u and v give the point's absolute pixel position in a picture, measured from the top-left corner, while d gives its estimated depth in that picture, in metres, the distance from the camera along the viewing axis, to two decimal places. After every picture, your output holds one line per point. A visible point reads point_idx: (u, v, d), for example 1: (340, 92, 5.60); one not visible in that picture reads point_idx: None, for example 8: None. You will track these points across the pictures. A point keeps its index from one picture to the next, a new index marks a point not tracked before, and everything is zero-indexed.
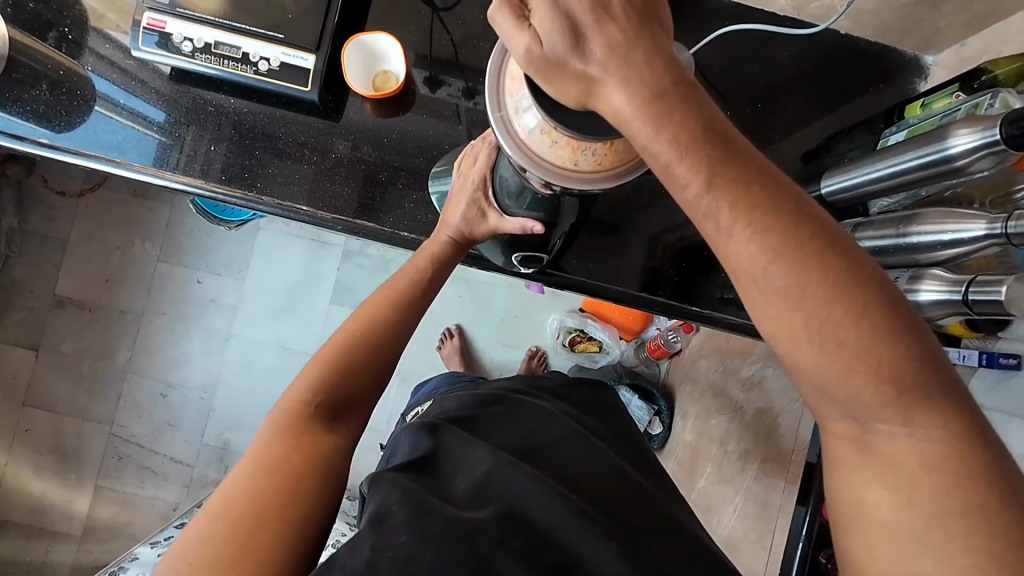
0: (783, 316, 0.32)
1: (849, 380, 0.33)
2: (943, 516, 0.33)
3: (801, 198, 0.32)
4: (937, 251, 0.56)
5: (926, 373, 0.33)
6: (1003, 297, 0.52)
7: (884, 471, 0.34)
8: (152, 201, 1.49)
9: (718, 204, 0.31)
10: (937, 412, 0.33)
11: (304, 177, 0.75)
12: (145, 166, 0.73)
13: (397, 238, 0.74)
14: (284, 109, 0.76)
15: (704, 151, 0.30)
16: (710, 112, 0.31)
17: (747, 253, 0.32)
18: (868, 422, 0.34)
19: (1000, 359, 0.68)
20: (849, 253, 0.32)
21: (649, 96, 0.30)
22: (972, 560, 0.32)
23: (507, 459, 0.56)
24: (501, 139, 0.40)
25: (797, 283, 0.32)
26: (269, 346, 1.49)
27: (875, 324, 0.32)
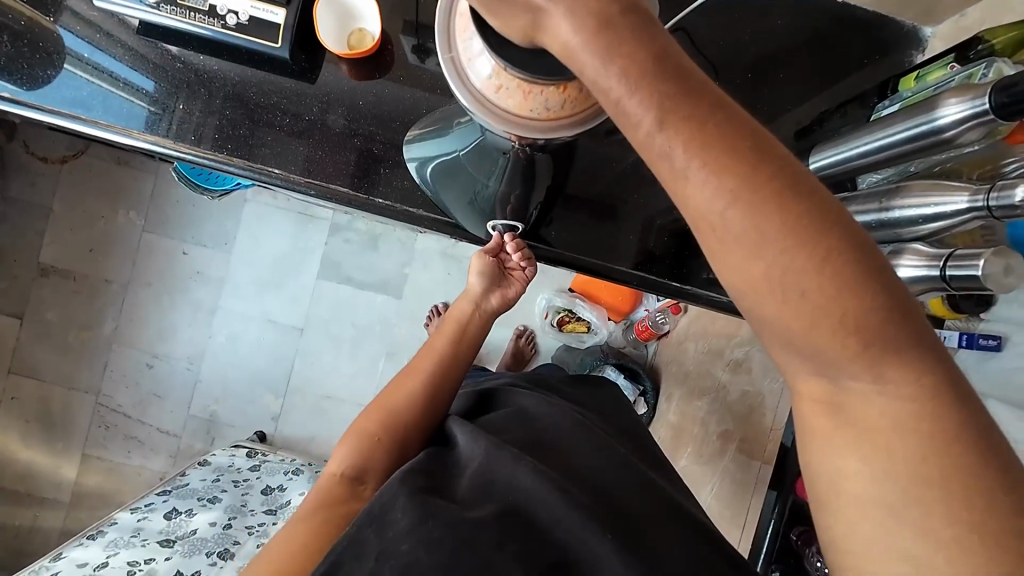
0: (743, 265, 0.31)
1: (813, 333, 0.32)
2: (921, 484, 0.32)
3: (763, 137, 0.31)
4: (918, 226, 0.55)
5: (894, 322, 0.31)
6: (979, 271, 0.51)
7: (859, 437, 0.33)
8: (136, 169, 1.46)
9: (671, 143, 0.30)
10: (907, 365, 0.32)
11: (278, 138, 0.73)
12: (113, 125, 0.71)
13: (371, 205, 0.73)
14: (255, 67, 0.74)
15: (656, 85, 0.29)
16: (662, 42, 0.30)
17: (703, 197, 0.30)
18: (835, 379, 0.33)
19: (981, 339, 0.68)
20: (815, 194, 0.31)
21: (595, 24, 0.29)
22: (952, 531, 0.31)
23: (507, 454, 0.54)
24: (458, 92, 0.41)
25: (754, 228, 0.30)
26: (255, 320, 1.48)
27: (839, 272, 0.30)
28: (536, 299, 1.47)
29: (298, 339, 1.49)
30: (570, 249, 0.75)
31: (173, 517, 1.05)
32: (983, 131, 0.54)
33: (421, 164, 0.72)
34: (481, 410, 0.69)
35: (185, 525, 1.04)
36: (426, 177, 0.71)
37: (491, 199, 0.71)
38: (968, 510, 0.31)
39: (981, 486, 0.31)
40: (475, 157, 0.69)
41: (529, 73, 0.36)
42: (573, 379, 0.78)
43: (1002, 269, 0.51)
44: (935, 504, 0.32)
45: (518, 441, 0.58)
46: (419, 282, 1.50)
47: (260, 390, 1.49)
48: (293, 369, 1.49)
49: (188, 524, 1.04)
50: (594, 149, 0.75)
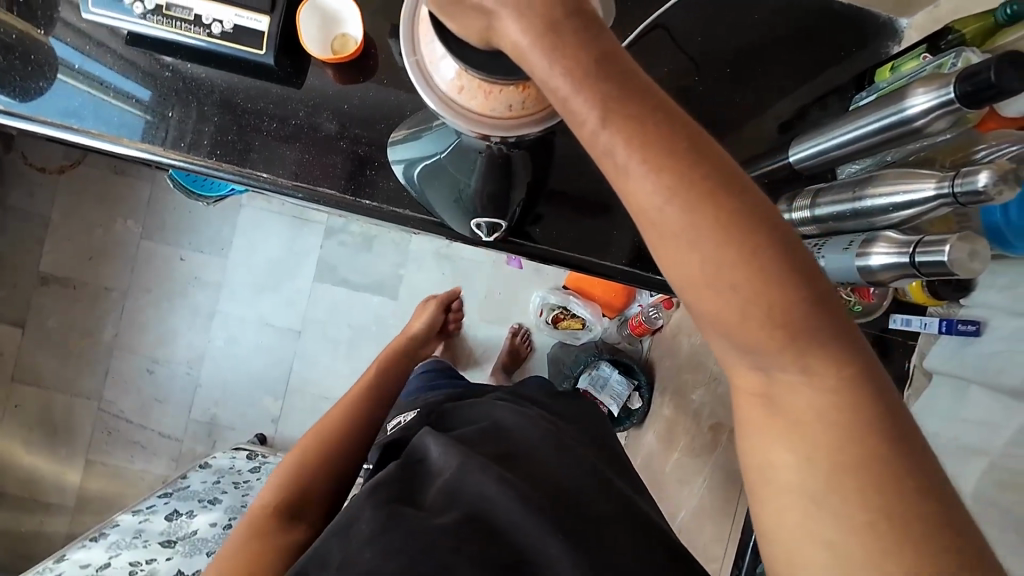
0: (680, 258, 0.33)
1: (745, 327, 0.34)
2: (839, 474, 0.34)
3: (701, 136, 0.33)
4: (890, 214, 0.56)
5: (818, 318, 0.34)
6: (945, 257, 0.50)
7: (790, 430, 0.36)
8: (133, 176, 1.48)
9: (614, 140, 0.32)
10: (837, 360, 0.35)
11: (264, 145, 0.75)
12: (103, 133, 0.73)
13: (357, 206, 0.75)
14: (242, 74, 0.75)
15: (599, 86, 0.32)
16: (607, 43, 0.32)
17: (644, 192, 0.33)
18: (770, 372, 0.35)
19: (960, 325, 0.69)
20: (750, 196, 0.33)
21: (542, 27, 0.31)
22: (867, 517, 0.34)
23: (476, 463, 0.55)
24: (424, 94, 0.42)
25: (690, 223, 0.32)
26: (253, 323, 1.50)
27: (767, 268, 0.33)
28: (531, 296, 1.51)
29: (296, 341, 1.51)
30: (554, 246, 0.76)
31: (173, 518, 1.06)
32: (950, 120, 0.55)
33: (404, 166, 0.72)
34: (459, 421, 0.70)
35: (185, 526, 1.05)
36: (412, 179, 0.72)
37: (473, 198, 0.68)
38: (883, 508, 0.33)
39: (897, 484, 0.33)
40: (446, 161, 0.67)
41: (486, 74, 0.37)
42: (556, 392, 0.79)
43: (969, 254, 0.51)
44: (853, 497, 0.34)
45: (489, 450, 0.60)
46: (414, 283, 1.51)
47: (259, 392, 1.51)
48: (291, 371, 1.51)
49: (188, 525, 1.05)
50: (576, 147, 0.76)
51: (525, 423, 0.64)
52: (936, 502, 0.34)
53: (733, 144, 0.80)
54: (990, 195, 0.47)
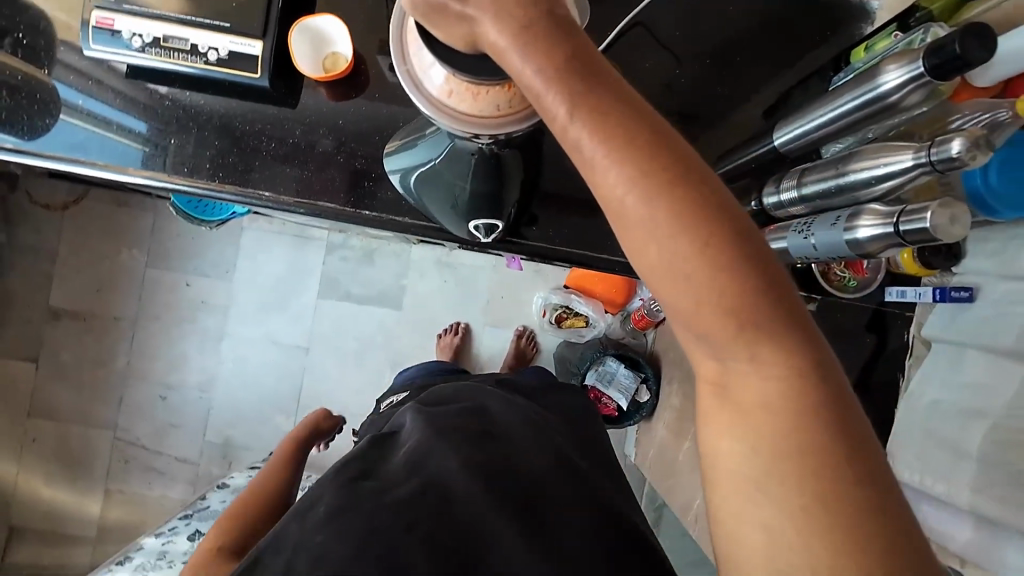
0: (642, 245, 0.37)
1: (699, 313, 0.37)
2: (779, 459, 0.37)
3: (664, 132, 0.36)
4: (872, 186, 0.59)
5: (768, 308, 0.37)
6: (927, 223, 0.52)
7: (741, 416, 0.39)
8: (137, 207, 1.51)
9: (581, 133, 0.35)
10: (792, 348, 0.38)
11: (265, 165, 0.77)
12: (109, 164, 0.76)
13: (359, 217, 0.77)
14: (239, 98, 0.78)
15: (567, 81, 0.34)
16: (579, 42, 0.35)
17: (608, 181, 0.36)
18: (727, 358, 0.39)
19: (954, 292, 0.70)
20: (712, 193, 0.36)
21: (519, 27, 0.34)
22: (802, 501, 0.37)
23: (443, 442, 0.61)
24: (415, 99, 0.44)
25: (650, 214, 0.36)
26: (262, 343, 1.52)
27: (719, 258, 0.36)
28: (534, 298, 1.53)
29: (304, 357, 1.53)
30: (553, 244, 0.79)
31: (195, 538, 1.08)
32: (923, 93, 0.57)
33: (401, 174, 0.74)
34: (442, 398, 0.74)
35: None
36: (409, 187, 0.74)
37: (465, 199, 0.70)
38: (820, 493, 0.36)
39: (838, 471, 0.36)
40: (438, 168, 0.69)
41: (473, 74, 0.39)
42: (544, 384, 0.84)
43: (949, 220, 0.52)
44: (794, 480, 0.37)
45: (462, 428, 0.64)
46: (417, 293, 1.54)
47: (271, 412, 1.52)
48: (301, 386, 1.53)
49: None
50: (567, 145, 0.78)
51: (507, 410, 0.69)
52: (873, 491, 0.36)
53: (716, 134, 0.82)
54: (965, 161, 0.49)
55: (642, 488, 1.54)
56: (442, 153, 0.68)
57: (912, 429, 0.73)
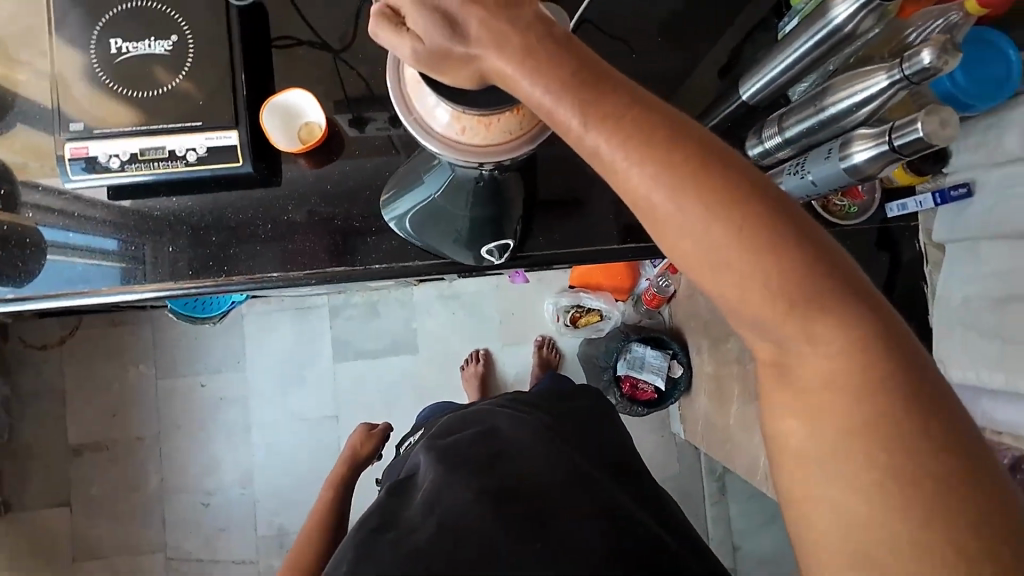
0: (676, 239, 0.38)
1: (745, 299, 0.38)
2: (847, 434, 0.39)
3: (687, 132, 0.37)
4: (854, 114, 0.61)
5: (817, 288, 0.38)
6: (920, 133, 0.53)
7: (799, 386, 0.40)
8: (133, 323, 1.49)
9: (600, 143, 0.36)
10: (845, 314, 0.39)
11: (265, 247, 0.77)
12: (114, 287, 0.76)
13: (370, 272, 0.77)
14: (226, 190, 0.78)
15: (581, 98, 0.36)
16: (589, 61, 0.36)
17: (634, 182, 0.37)
18: (777, 331, 0.40)
19: (953, 192, 0.72)
20: (741, 179, 0.37)
21: (524, 55, 0.35)
22: (872, 474, 0.38)
23: (453, 477, 0.61)
24: (427, 144, 0.45)
25: (680, 210, 0.37)
26: (289, 423, 1.50)
27: (757, 246, 0.37)
28: (544, 306, 1.54)
29: (336, 425, 1.51)
30: (560, 248, 0.79)
31: None
32: (874, 16, 0.60)
33: (399, 220, 0.74)
34: (456, 426, 0.75)
35: None
36: (409, 231, 0.74)
37: (468, 227, 0.70)
38: (885, 459, 0.38)
39: (905, 436, 0.38)
40: (436, 205, 0.69)
41: (488, 106, 0.41)
42: (549, 392, 0.84)
43: (940, 123, 0.53)
44: (859, 446, 0.38)
45: (473, 455, 0.64)
46: (429, 332, 1.53)
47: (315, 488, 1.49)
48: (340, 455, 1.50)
49: None
50: (549, 151, 0.80)
51: (515, 427, 0.69)
52: (942, 455, 0.38)
53: (684, 105, 0.85)
54: (939, 67, 0.51)
55: (699, 462, 1.53)
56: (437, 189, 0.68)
57: (950, 331, 0.74)
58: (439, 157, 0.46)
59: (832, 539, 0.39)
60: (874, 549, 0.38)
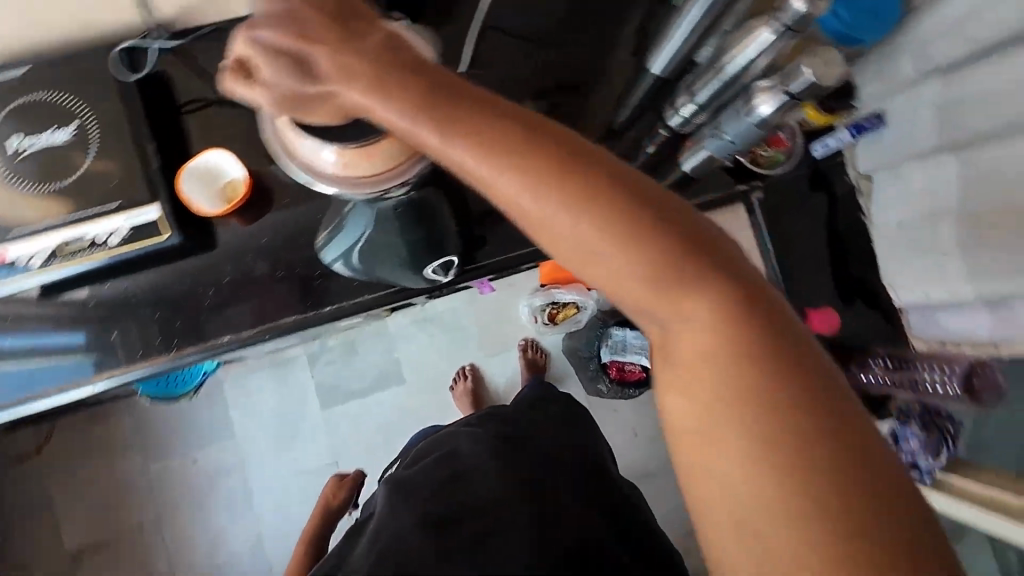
0: (529, 222, 0.37)
1: (607, 277, 0.38)
2: (737, 416, 0.36)
3: (533, 124, 0.37)
4: (752, 68, 0.62)
5: (683, 266, 0.37)
6: (811, 76, 0.56)
7: (688, 374, 0.38)
8: (109, 415, 1.45)
9: (438, 141, 0.36)
10: (723, 293, 0.37)
11: (210, 314, 0.77)
12: (68, 384, 0.75)
13: (321, 316, 0.77)
14: (161, 264, 0.76)
15: (418, 101, 0.36)
16: (433, 70, 0.37)
17: (476, 173, 0.36)
18: (660, 315, 0.39)
19: (865, 124, 0.74)
20: (595, 171, 0.36)
21: (365, 71, 0.36)
22: (762, 458, 0.36)
23: (401, 507, 0.61)
24: (322, 184, 0.48)
25: (525, 196, 0.36)
26: (290, 480, 1.47)
27: (608, 225, 0.36)
28: (519, 309, 1.54)
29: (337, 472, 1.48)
30: (508, 253, 0.79)
31: None
32: None
33: (341, 261, 0.73)
34: (424, 451, 0.74)
35: None
36: (357, 267, 0.73)
37: (405, 253, 0.70)
38: (780, 445, 0.35)
39: (800, 419, 0.35)
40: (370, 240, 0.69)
41: (358, 140, 0.43)
42: (528, 409, 0.81)
43: (825, 64, 0.57)
44: (754, 434, 0.36)
45: (424, 483, 0.63)
46: (411, 359, 1.52)
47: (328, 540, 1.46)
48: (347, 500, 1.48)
49: None
50: None
51: (472, 448, 0.68)
52: (841, 438, 0.35)
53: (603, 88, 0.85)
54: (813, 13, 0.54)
55: None
56: (365, 226, 0.68)
57: (899, 256, 0.75)
58: (342, 195, 0.50)
59: (734, 534, 0.37)
60: (774, 543, 0.35)
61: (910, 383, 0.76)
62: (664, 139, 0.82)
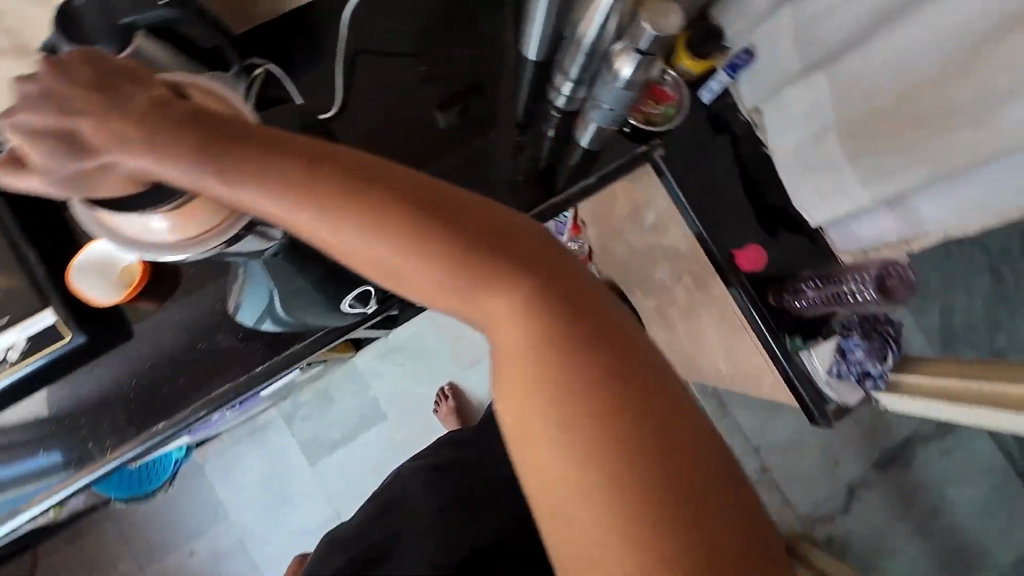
0: (326, 242, 0.38)
1: (412, 284, 0.38)
2: (564, 405, 0.36)
3: (324, 156, 0.38)
4: (603, 35, 0.63)
5: (490, 270, 0.37)
6: (652, 31, 0.57)
7: (513, 368, 0.38)
8: (93, 529, 1.39)
9: (228, 181, 0.38)
10: (535, 291, 0.37)
11: (137, 404, 0.74)
12: (15, 509, 0.73)
13: (254, 378, 0.74)
14: (73, 367, 0.73)
15: (206, 150, 0.38)
16: (228, 121, 0.39)
17: (266, 206, 0.38)
18: (475, 318, 0.39)
19: (738, 61, 0.79)
20: (388, 194, 0.37)
21: (146, 131, 0.39)
22: (589, 446, 0.35)
23: (333, 543, 0.60)
24: (159, 254, 0.51)
25: (314, 220, 0.37)
26: (294, 545, 1.43)
27: (399, 239, 0.37)
28: None
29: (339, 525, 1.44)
30: None
31: None
32: None
33: (267, 318, 0.73)
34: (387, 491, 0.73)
35: None
36: (284, 320, 0.73)
37: (319, 294, 0.73)
38: (603, 434, 0.36)
39: (619, 401, 0.36)
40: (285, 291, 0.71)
41: (165, 205, 0.47)
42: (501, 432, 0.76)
43: (661, 15, 0.57)
44: (579, 419, 0.36)
45: (362, 517, 0.62)
46: (388, 393, 1.50)
47: None
48: None
49: None
50: None
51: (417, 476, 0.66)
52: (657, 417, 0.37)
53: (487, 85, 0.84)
54: None
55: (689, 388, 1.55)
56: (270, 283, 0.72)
57: (799, 177, 0.76)
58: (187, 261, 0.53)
59: (564, 530, 0.36)
60: (600, 531, 0.35)
61: (834, 299, 0.76)
62: (559, 120, 0.82)
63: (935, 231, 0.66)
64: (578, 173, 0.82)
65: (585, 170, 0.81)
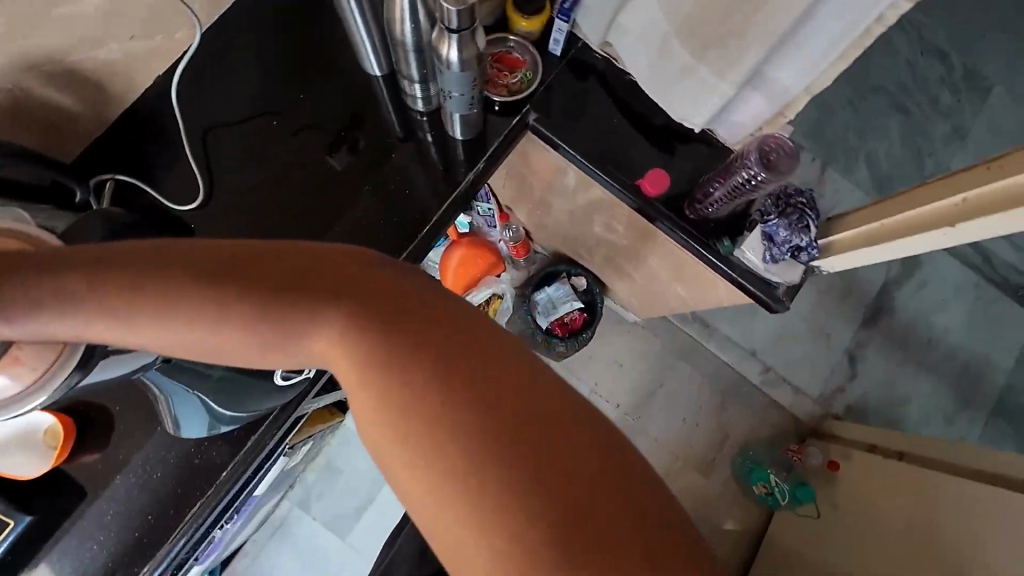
0: (156, 340, 0.41)
1: (241, 349, 0.40)
2: (400, 413, 0.37)
3: (126, 260, 0.40)
4: (419, 26, 0.63)
5: (299, 313, 0.38)
6: (453, 8, 0.56)
7: (353, 394, 0.39)
8: None
9: (54, 313, 0.41)
10: (349, 320, 0.38)
11: (116, 557, 0.71)
12: None
13: (223, 482, 0.73)
14: (28, 553, 0.68)
15: (26, 293, 0.41)
16: (39, 257, 0.41)
17: (95, 327, 0.41)
18: (313, 361, 0.41)
19: (567, 4, 0.78)
20: (183, 277, 0.39)
21: None
22: (432, 447, 0.36)
23: None
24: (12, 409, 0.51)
25: (135, 324, 0.40)
26: None
27: (205, 316, 0.39)
28: None
29: None
30: None
31: None
32: None
33: (216, 422, 0.71)
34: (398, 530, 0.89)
35: None
36: (231, 416, 0.71)
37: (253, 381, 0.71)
38: (442, 432, 0.36)
39: (452, 400, 0.36)
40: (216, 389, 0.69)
41: None
42: None
43: None
44: (415, 428, 0.36)
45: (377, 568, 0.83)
46: None
47: None
48: None
49: None
50: None
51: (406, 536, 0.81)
52: (508, 409, 0.36)
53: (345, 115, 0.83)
54: None
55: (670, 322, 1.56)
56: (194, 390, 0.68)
57: (664, 90, 0.77)
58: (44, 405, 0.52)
59: (439, 535, 0.36)
60: (461, 528, 0.35)
61: (736, 191, 0.77)
62: (428, 119, 0.82)
63: (799, 91, 0.71)
64: (468, 163, 0.82)
65: (474, 158, 0.82)
